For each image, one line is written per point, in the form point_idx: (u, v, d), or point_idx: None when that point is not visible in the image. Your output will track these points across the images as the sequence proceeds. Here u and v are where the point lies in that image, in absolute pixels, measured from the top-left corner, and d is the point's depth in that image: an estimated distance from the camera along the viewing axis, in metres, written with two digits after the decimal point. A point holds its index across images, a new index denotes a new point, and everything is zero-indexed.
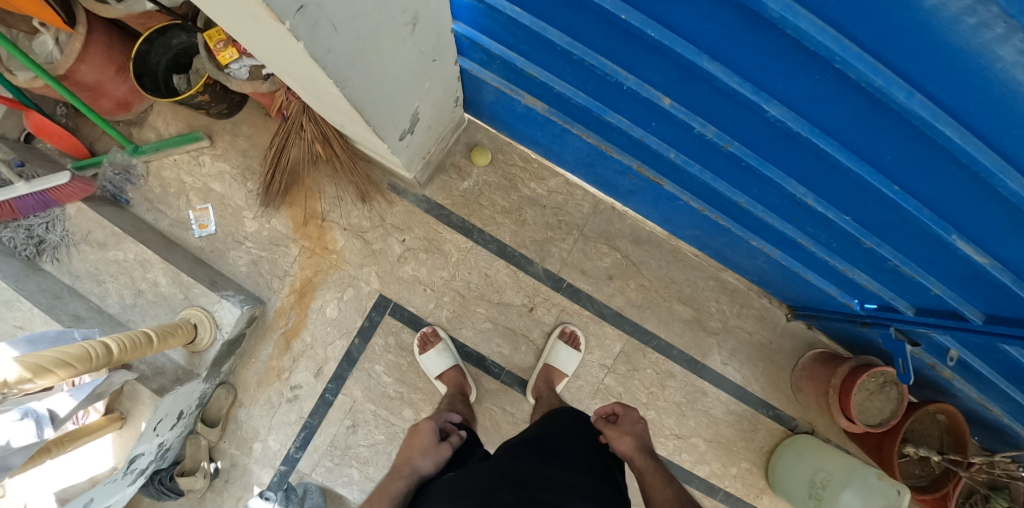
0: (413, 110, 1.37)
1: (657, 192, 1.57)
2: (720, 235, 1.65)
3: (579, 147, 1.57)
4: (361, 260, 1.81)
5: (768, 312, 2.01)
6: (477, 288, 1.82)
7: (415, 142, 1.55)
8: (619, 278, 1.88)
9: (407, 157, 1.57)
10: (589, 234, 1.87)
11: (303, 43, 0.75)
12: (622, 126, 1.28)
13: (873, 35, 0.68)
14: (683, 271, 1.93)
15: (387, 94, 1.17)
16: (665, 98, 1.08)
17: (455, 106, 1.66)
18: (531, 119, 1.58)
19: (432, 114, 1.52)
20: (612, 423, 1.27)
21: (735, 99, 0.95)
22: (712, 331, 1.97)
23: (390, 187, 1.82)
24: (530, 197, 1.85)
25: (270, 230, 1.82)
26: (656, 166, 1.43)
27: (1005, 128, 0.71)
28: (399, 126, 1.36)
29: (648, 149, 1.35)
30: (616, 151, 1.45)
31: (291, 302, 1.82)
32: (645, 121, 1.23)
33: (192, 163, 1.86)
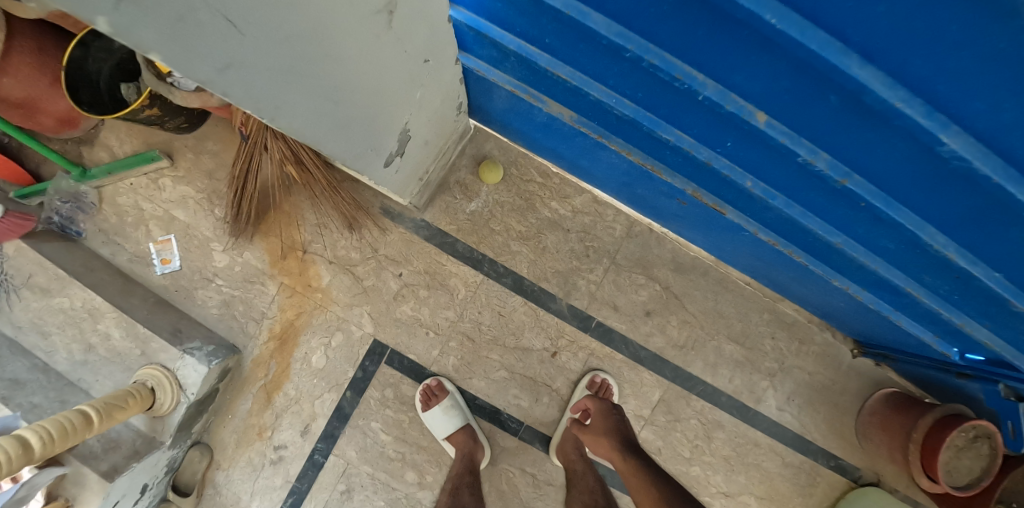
0: (403, 125, 0.97)
1: (715, 222, 1.23)
2: (789, 269, 1.32)
3: (616, 165, 1.22)
4: (349, 299, 1.50)
5: (831, 349, 1.72)
6: (489, 331, 1.51)
7: (409, 165, 1.18)
8: (657, 314, 1.57)
9: (398, 183, 1.21)
10: (623, 263, 1.54)
11: (155, 56, 0.38)
12: (682, 146, 0.93)
13: None
14: (732, 304, 1.64)
15: (361, 114, 0.79)
16: (759, 115, 0.74)
17: (458, 113, 1.29)
18: (554, 130, 1.22)
19: (429, 129, 1.14)
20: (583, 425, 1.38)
21: (886, 121, 0.64)
22: (768, 374, 1.69)
23: (382, 211, 1.49)
24: (551, 220, 1.52)
25: (243, 265, 1.54)
26: (719, 193, 1.07)
27: None
28: (383, 152, 0.98)
29: (713, 175, 1.00)
30: (668, 173, 1.10)
31: (271, 350, 1.55)
32: (719, 140, 0.88)
33: (151, 187, 1.58)
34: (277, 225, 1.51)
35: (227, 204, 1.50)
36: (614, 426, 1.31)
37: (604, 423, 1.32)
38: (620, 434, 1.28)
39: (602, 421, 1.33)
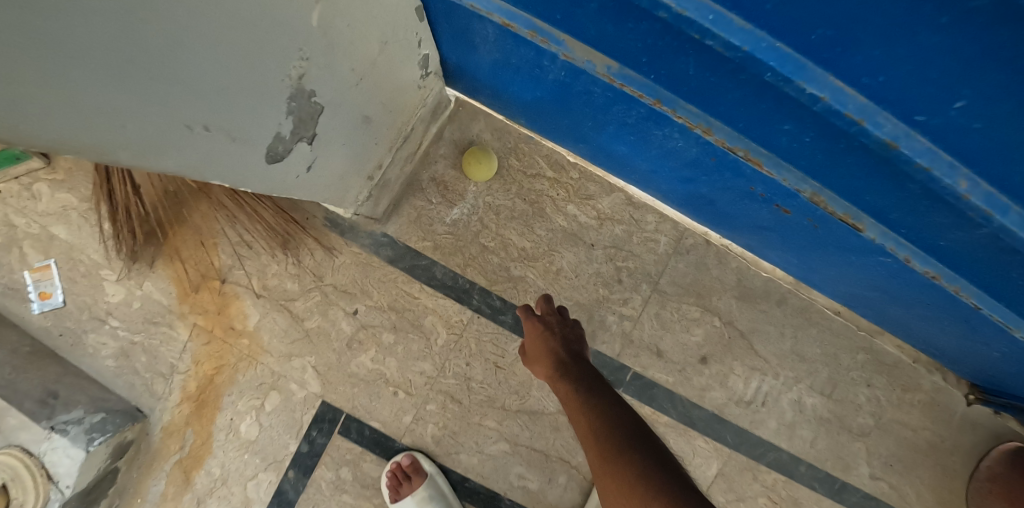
0: (296, 81, 0.48)
1: (833, 240, 0.77)
2: (932, 307, 0.87)
3: (677, 154, 0.75)
4: (287, 347, 1.07)
5: (941, 396, 1.27)
6: (482, 390, 1.07)
7: (334, 162, 0.69)
8: (715, 360, 1.13)
9: (322, 191, 0.73)
10: (670, 290, 1.10)
11: None
12: (849, 114, 0.47)
13: None
14: (815, 343, 1.20)
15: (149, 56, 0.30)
16: None
17: (423, 76, 0.80)
18: (573, 104, 0.76)
19: (363, 102, 0.65)
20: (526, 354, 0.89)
21: None
22: (860, 434, 1.25)
23: (326, 224, 1.06)
24: (568, 231, 1.08)
25: (144, 300, 1.12)
26: (875, 198, 0.61)
27: None
28: (263, 141, 0.50)
29: (891, 171, 0.54)
30: (778, 166, 0.65)
31: (185, 415, 1.13)
32: (951, 93, 0.42)
33: (21, 195, 1.15)
34: (182, 249, 1.07)
35: (105, 230, 1.06)
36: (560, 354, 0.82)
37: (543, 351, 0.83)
38: (568, 362, 0.80)
39: (540, 351, 0.84)
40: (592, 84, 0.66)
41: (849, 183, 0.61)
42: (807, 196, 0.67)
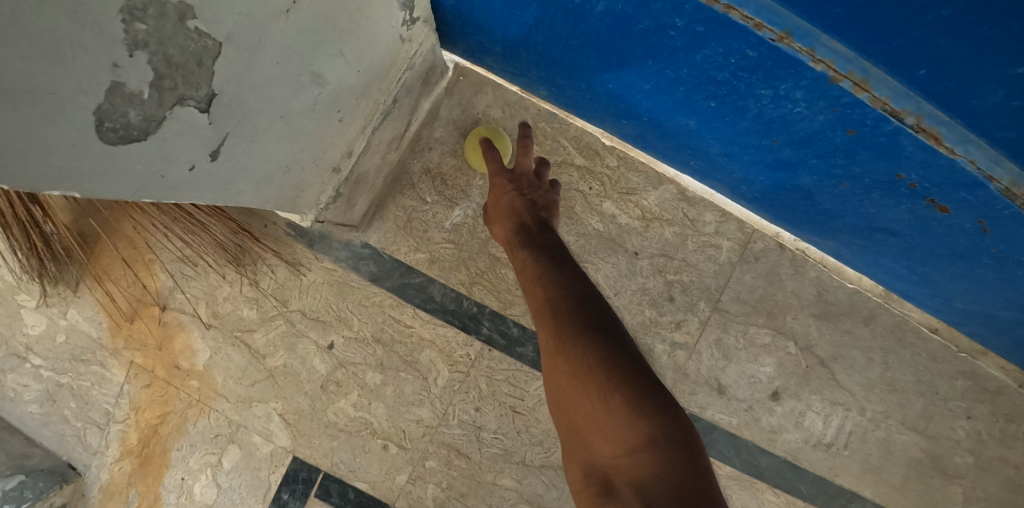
0: None
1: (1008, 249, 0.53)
2: None
3: (784, 125, 0.52)
4: (248, 390, 0.85)
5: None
6: (496, 441, 0.84)
7: (267, 145, 0.46)
8: (789, 395, 0.90)
9: (253, 191, 0.49)
10: (732, 308, 0.86)
11: None
12: None
13: None
14: (910, 370, 0.96)
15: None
16: None
17: (406, 23, 0.56)
18: (628, 57, 0.53)
19: (304, 46, 0.42)
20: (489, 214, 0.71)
21: None
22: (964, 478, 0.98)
23: (287, 232, 0.83)
24: (602, 236, 0.84)
25: (70, 332, 0.89)
26: None
27: None
28: (88, 95, 0.26)
29: None
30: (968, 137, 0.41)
31: (127, 472, 0.90)
32: None
33: None
34: (107, 270, 0.85)
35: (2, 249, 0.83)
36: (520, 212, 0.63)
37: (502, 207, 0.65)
38: (527, 222, 0.62)
39: (500, 208, 0.65)
40: (674, 11, 0.42)
41: None
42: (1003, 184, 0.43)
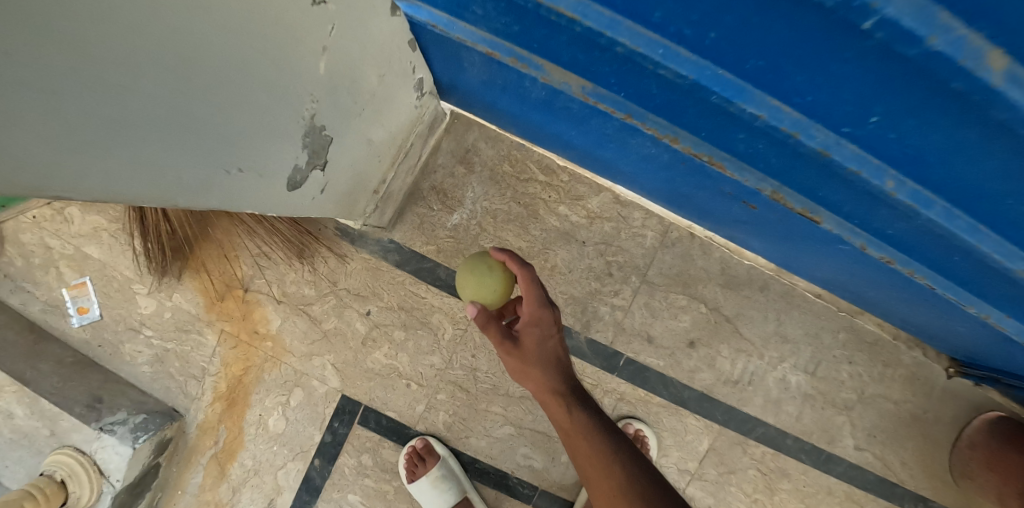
0: (305, 120, 0.58)
1: (799, 231, 0.85)
2: (895, 288, 0.94)
3: (653, 159, 0.84)
4: (309, 347, 1.19)
5: (920, 370, 1.35)
6: (487, 379, 1.18)
7: (343, 179, 0.79)
8: (704, 344, 1.22)
9: (333, 206, 0.82)
10: (656, 280, 1.19)
11: None
12: (785, 125, 0.55)
13: None
14: (799, 325, 1.27)
15: (110, 95, 0.31)
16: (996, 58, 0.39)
17: (420, 97, 0.89)
18: (555, 119, 0.86)
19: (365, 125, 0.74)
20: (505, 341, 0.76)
21: None
22: (844, 408, 1.32)
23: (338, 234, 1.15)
24: (561, 231, 1.17)
25: (174, 310, 1.22)
26: (823, 194, 0.69)
27: None
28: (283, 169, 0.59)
29: (826, 172, 0.62)
30: (740, 169, 0.72)
31: (219, 413, 1.24)
32: (869, 108, 0.49)
33: (58, 220, 1.27)
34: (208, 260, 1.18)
35: (140, 238, 1.17)
36: (559, 350, 0.77)
37: (548, 340, 0.77)
38: (570, 383, 0.77)
39: (546, 344, 0.77)
40: (569, 100, 0.75)
41: (800, 182, 0.69)
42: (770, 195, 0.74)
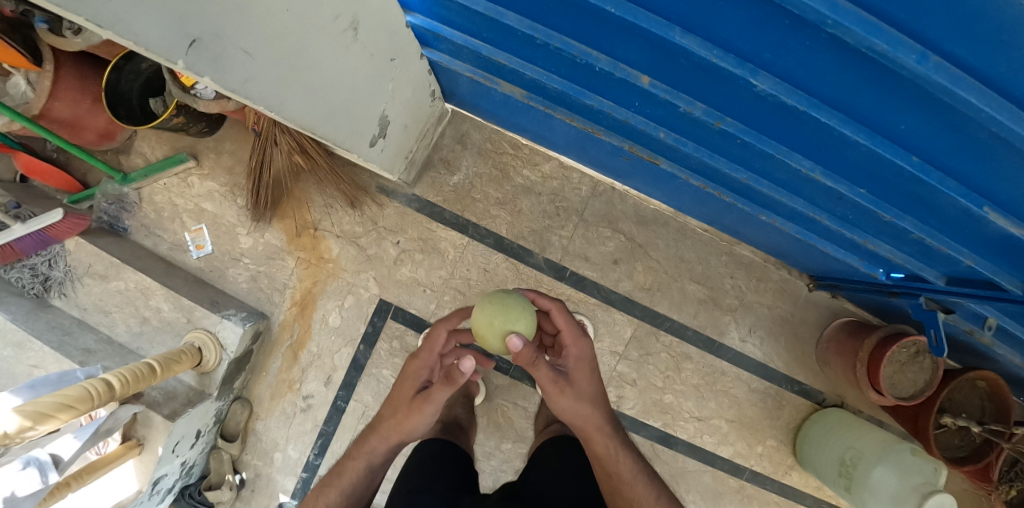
0: (382, 113, 1.30)
1: (653, 174, 1.49)
2: (717, 210, 1.54)
3: (569, 134, 1.50)
4: (357, 266, 1.78)
5: (789, 285, 1.83)
6: (477, 285, 1.76)
7: (392, 143, 1.46)
8: (625, 262, 1.78)
9: (386, 159, 1.48)
10: (589, 219, 1.77)
11: (210, 77, 0.72)
12: (603, 108, 1.20)
13: (822, 83, 0.76)
14: (693, 249, 1.80)
15: (298, 75, 0.89)
16: (643, 77, 0.99)
17: (433, 99, 1.60)
18: (512, 105, 1.49)
19: (407, 110, 1.44)
20: (563, 377, 1.02)
21: (717, 74, 0.86)
22: (729, 309, 1.83)
23: (378, 189, 1.77)
24: (524, 186, 1.77)
25: (265, 244, 1.80)
26: (646, 144, 1.33)
27: (928, 139, 0.78)
28: (367, 135, 1.28)
29: (636, 130, 1.26)
30: (605, 134, 1.37)
31: (294, 315, 1.80)
32: (629, 100, 1.13)
33: (181, 184, 1.83)
34: (291, 209, 1.79)
35: (247, 191, 1.77)
36: (595, 384, 1.06)
37: (590, 376, 1.06)
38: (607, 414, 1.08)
39: (588, 379, 1.05)
40: (515, 100, 1.44)
41: (635, 139, 1.33)
42: (626, 148, 1.38)
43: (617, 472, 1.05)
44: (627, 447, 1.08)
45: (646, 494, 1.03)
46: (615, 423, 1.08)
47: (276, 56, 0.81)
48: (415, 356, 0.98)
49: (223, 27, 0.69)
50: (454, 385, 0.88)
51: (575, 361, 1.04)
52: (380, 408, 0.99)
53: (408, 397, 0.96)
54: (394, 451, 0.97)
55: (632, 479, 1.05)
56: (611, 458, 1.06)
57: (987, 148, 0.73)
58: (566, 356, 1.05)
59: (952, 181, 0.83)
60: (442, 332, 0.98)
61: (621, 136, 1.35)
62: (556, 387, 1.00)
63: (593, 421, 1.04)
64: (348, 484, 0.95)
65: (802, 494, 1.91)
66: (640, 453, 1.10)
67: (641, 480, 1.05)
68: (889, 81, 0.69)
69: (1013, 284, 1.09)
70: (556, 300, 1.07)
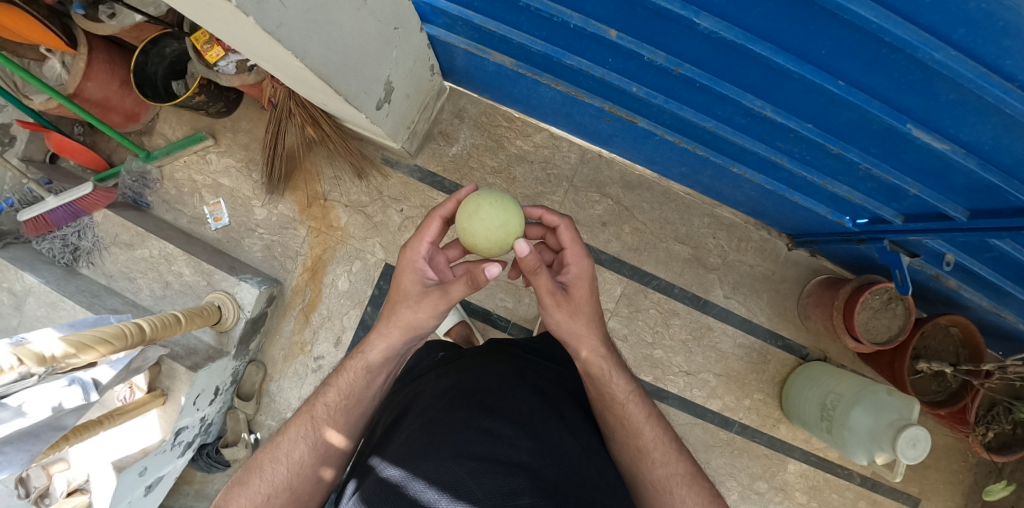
0: (386, 81, 1.44)
1: (635, 135, 1.62)
2: (695, 167, 1.66)
3: (558, 101, 1.64)
4: (364, 233, 1.93)
5: (768, 244, 1.93)
6: None
7: (395, 111, 1.60)
8: (613, 224, 1.92)
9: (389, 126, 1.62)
10: (578, 184, 1.92)
11: (253, 17, 0.86)
12: (583, 67, 1.33)
13: (754, 18, 0.90)
14: (676, 212, 1.93)
15: (316, 27, 1.03)
16: (611, 31, 1.12)
17: (433, 73, 1.73)
18: (503, 75, 1.62)
19: (409, 79, 1.57)
20: (562, 292, 1.04)
21: (670, 18, 0.99)
22: (713, 267, 1.94)
23: (383, 161, 1.93)
24: (518, 155, 1.92)
25: (279, 215, 1.95)
26: (625, 104, 1.45)
27: (849, 62, 0.91)
28: (373, 98, 1.42)
29: (614, 88, 1.39)
30: (588, 96, 1.50)
31: (305, 280, 1.94)
32: (604, 58, 1.26)
33: (200, 162, 1.97)
34: (302, 181, 1.94)
35: (261, 165, 1.91)
36: (592, 299, 1.07)
37: (590, 295, 1.07)
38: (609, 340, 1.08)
39: (588, 297, 1.07)
40: (506, 69, 1.57)
41: (615, 99, 1.46)
42: (607, 109, 1.51)
43: (610, 392, 1.04)
44: (622, 369, 1.08)
45: (638, 411, 1.04)
46: (609, 344, 1.08)
47: (302, 6, 0.95)
48: (408, 247, 1.06)
49: None
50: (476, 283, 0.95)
51: (575, 278, 1.06)
52: (391, 304, 1.06)
53: (418, 291, 1.04)
54: (394, 344, 1.04)
55: (625, 400, 1.04)
56: (606, 378, 1.05)
57: (895, 62, 0.86)
58: (565, 272, 1.07)
59: (878, 103, 0.97)
60: (435, 221, 1.09)
61: (602, 97, 1.48)
62: (554, 300, 1.03)
63: (587, 339, 1.05)
64: (344, 383, 1.04)
65: (790, 447, 1.95)
66: (633, 375, 1.09)
67: (635, 400, 1.05)
68: (804, 7, 0.83)
69: (959, 211, 1.20)
70: (562, 217, 1.10)
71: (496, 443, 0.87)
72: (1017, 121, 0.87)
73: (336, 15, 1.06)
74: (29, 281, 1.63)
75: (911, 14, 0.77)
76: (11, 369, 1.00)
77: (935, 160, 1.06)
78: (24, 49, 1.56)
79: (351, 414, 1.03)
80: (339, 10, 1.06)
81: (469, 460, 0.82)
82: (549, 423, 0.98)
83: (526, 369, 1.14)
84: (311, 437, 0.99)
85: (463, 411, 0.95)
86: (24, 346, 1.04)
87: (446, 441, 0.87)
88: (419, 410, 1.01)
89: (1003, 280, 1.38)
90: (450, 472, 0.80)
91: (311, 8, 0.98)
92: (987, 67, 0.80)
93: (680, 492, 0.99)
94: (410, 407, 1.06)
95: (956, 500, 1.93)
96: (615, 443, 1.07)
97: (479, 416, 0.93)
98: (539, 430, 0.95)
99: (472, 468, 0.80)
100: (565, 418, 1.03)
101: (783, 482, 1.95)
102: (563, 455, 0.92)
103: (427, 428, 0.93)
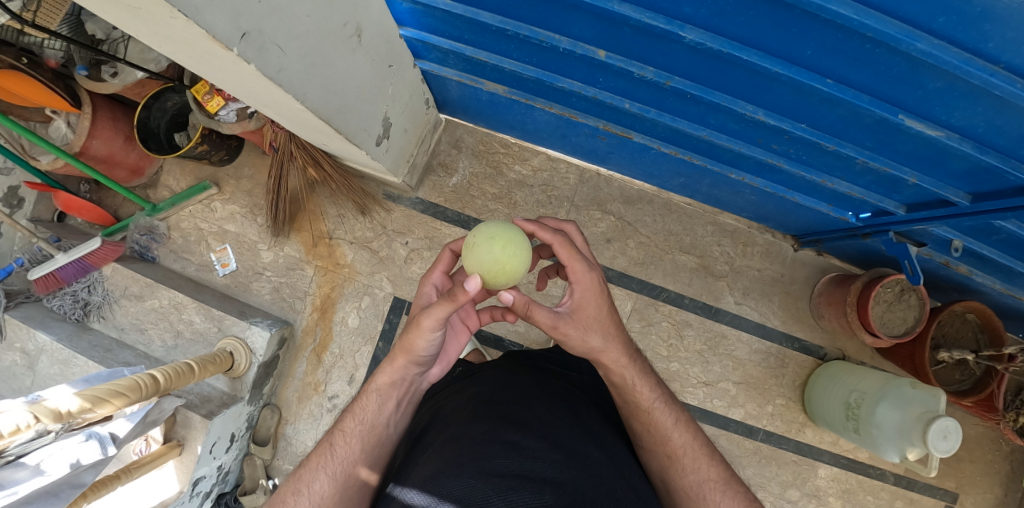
0: (384, 116, 1.47)
1: (630, 150, 1.64)
2: (691, 176, 1.68)
3: (552, 123, 1.67)
4: (371, 268, 1.94)
5: (774, 247, 1.94)
6: None
7: (394, 143, 1.63)
8: (617, 241, 1.94)
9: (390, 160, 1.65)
10: (578, 203, 1.94)
11: (255, 64, 0.89)
12: (574, 89, 1.36)
13: (737, 26, 0.94)
14: (678, 222, 1.95)
15: (313, 71, 1.06)
16: (600, 51, 1.16)
17: (427, 107, 1.77)
18: (497, 103, 1.66)
19: (405, 112, 1.60)
20: (564, 318, 0.98)
21: (656, 33, 1.03)
22: (720, 275, 1.94)
23: (386, 196, 1.96)
24: (517, 180, 1.96)
25: (285, 256, 1.97)
26: (619, 120, 1.49)
27: (833, 59, 0.94)
28: (372, 134, 1.44)
29: (607, 106, 1.42)
30: (583, 115, 1.53)
31: (315, 319, 1.93)
32: (595, 77, 1.29)
33: (205, 210, 2.00)
34: (307, 221, 1.96)
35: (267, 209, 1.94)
36: (606, 315, 1.00)
37: (600, 309, 0.99)
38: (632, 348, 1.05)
39: (598, 312, 1.00)
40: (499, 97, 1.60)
41: (609, 117, 1.49)
42: (601, 127, 1.54)
43: (636, 400, 1.03)
44: (648, 375, 1.06)
45: (666, 417, 1.03)
46: (635, 348, 1.05)
47: (299, 54, 0.99)
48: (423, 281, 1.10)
49: (263, 25, 0.86)
50: (458, 302, 0.90)
51: (584, 294, 0.98)
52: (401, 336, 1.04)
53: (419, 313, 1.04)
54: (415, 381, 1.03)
55: (653, 406, 1.03)
56: (630, 386, 1.03)
57: (878, 54, 0.89)
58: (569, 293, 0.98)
59: (867, 97, 0.99)
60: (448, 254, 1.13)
61: (595, 116, 1.52)
62: (560, 332, 0.98)
63: (605, 348, 1.01)
64: (374, 420, 1.03)
65: (818, 450, 1.90)
66: (660, 381, 1.07)
67: (662, 406, 1.04)
68: (783, 9, 0.86)
69: (962, 195, 1.21)
70: (554, 234, 0.98)
71: (521, 458, 0.85)
72: (1005, 100, 0.89)
73: (331, 58, 1.10)
74: (41, 340, 1.63)
75: (886, 8, 0.80)
76: (28, 427, 0.98)
77: (928, 146, 1.09)
78: (30, 112, 1.60)
79: (367, 443, 1.02)
80: (334, 53, 1.10)
81: (494, 477, 0.81)
82: (572, 433, 0.96)
83: (548, 382, 1.13)
84: (334, 474, 0.97)
85: (486, 422, 0.95)
86: (40, 403, 1.02)
87: (470, 458, 0.86)
88: (441, 427, 1.00)
89: (1012, 260, 1.39)
90: (475, 489, 0.79)
91: (308, 54, 1.02)
92: (970, 52, 0.83)
93: (714, 497, 0.97)
94: (431, 424, 1.05)
95: (994, 492, 1.88)
96: (644, 450, 1.06)
97: (500, 429, 0.92)
98: (566, 441, 0.93)
99: (498, 484, 0.79)
100: (587, 427, 1.01)
101: (816, 488, 1.90)
102: (597, 468, 0.89)
103: (450, 442, 0.92)
